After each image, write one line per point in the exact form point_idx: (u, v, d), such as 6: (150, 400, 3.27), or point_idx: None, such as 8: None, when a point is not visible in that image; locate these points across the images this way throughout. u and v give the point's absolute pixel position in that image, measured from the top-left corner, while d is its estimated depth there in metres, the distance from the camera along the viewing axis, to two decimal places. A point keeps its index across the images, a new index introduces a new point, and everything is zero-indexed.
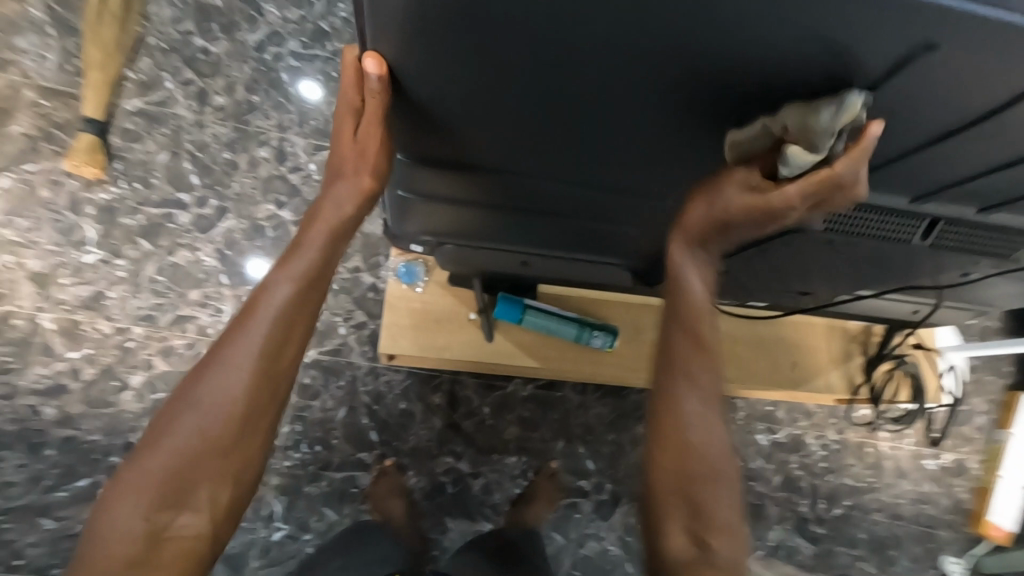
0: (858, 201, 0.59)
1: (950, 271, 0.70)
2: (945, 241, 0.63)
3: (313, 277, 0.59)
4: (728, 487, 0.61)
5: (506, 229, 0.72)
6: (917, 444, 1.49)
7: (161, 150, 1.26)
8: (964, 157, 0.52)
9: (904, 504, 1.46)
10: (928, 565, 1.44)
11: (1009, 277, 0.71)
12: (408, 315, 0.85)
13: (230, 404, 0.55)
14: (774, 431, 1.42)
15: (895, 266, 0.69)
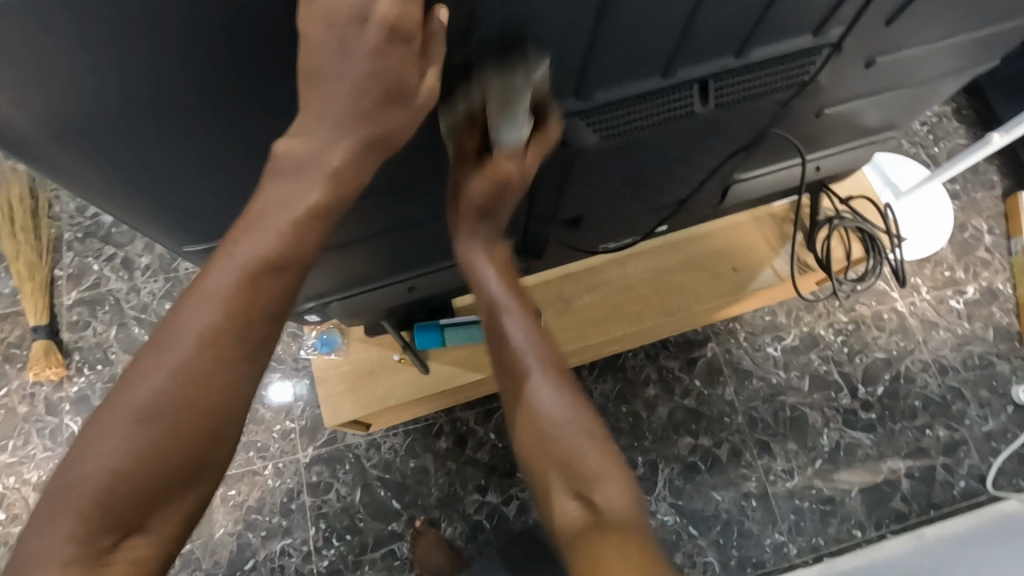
0: (601, 102, 0.53)
1: (783, 115, 0.65)
2: (726, 95, 0.56)
3: (268, 265, 0.47)
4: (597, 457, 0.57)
5: (371, 267, 0.72)
6: (934, 289, 1.41)
7: (110, 326, 1.32)
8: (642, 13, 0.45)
9: (950, 355, 1.37)
10: (1002, 403, 1.33)
11: (842, 88, 0.66)
12: (342, 381, 0.86)
13: (166, 403, 0.46)
14: (783, 337, 1.37)
15: (724, 137, 0.64)
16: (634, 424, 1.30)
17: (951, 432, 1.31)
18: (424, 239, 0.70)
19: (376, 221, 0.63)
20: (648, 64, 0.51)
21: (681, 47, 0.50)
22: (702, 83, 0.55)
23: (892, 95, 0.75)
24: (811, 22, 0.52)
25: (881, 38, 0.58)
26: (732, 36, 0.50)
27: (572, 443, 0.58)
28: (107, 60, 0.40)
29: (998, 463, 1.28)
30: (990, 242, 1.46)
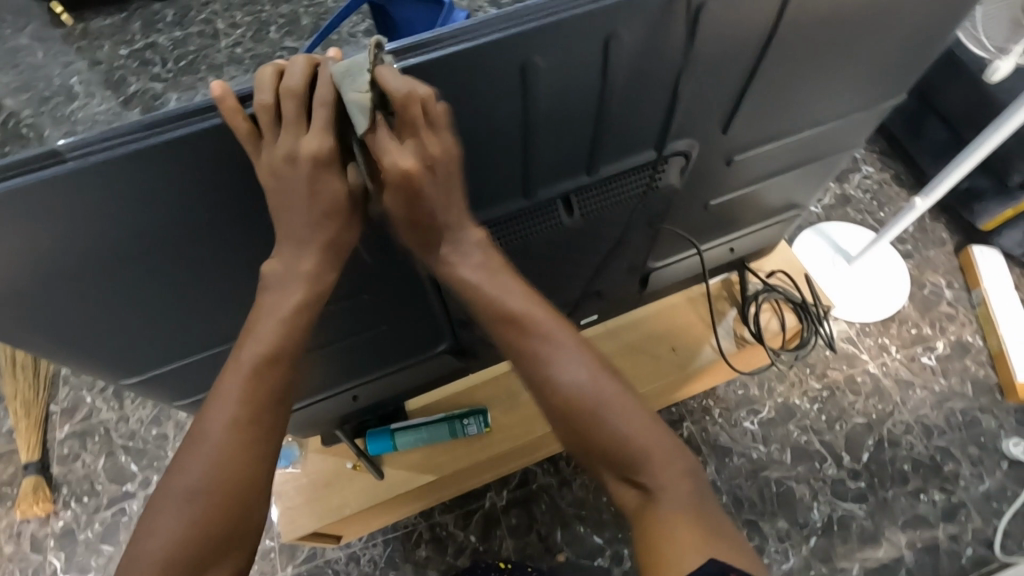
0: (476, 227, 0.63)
1: (661, 211, 0.73)
2: (587, 205, 0.66)
3: (266, 359, 0.57)
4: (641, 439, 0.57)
5: (313, 383, 0.77)
6: (904, 347, 1.42)
7: (98, 456, 1.36)
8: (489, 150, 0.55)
9: (933, 414, 1.35)
10: (995, 460, 1.30)
11: (711, 184, 0.74)
12: (300, 494, 0.88)
13: (204, 483, 0.54)
14: (758, 410, 1.36)
15: (609, 234, 0.72)
16: (617, 514, 1.26)
17: (947, 496, 1.27)
18: (358, 350, 0.76)
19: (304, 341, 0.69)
20: (508, 188, 0.60)
21: (533, 170, 0.59)
22: (564, 197, 0.64)
23: (773, 183, 0.83)
24: (647, 137, 0.61)
25: (723, 142, 0.67)
26: (576, 156, 0.59)
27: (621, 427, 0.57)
28: (29, 243, 0.48)
29: (1002, 526, 1.23)
30: (951, 297, 1.47)
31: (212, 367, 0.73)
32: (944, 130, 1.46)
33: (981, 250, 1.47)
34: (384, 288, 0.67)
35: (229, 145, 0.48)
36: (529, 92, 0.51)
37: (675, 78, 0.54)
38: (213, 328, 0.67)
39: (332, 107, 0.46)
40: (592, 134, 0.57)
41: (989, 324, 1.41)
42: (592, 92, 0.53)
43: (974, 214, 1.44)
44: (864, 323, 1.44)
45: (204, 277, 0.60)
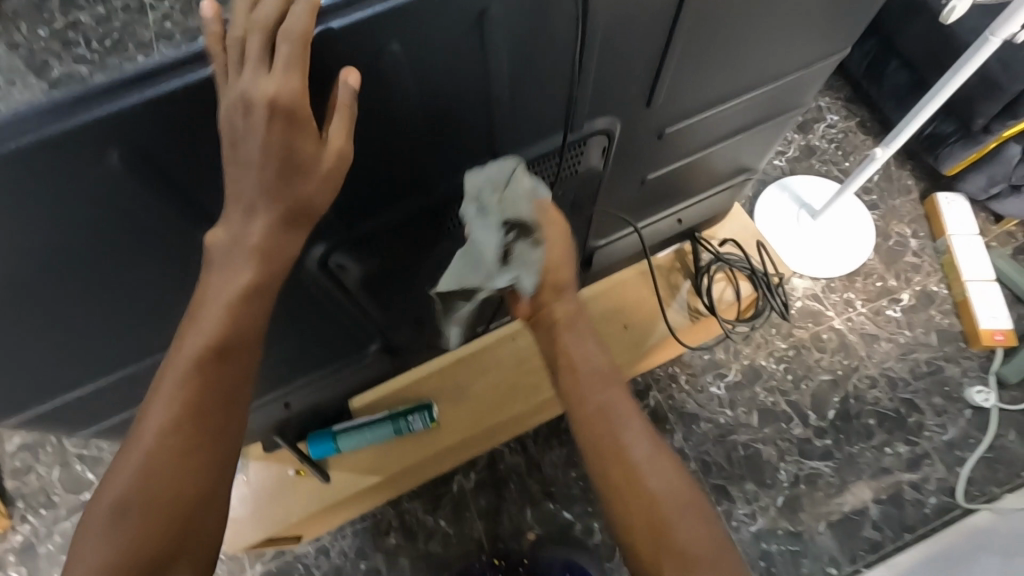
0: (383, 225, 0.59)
1: (588, 192, 0.69)
2: None
3: (214, 351, 0.50)
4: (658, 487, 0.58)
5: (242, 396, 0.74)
6: (870, 301, 1.40)
7: (53, 467, 1.31)
8: (373, 138, 0.51)
9: (898, 367, 1.34)
10: (959, 409, 1.30)
11: (642, 158, 0.70)
12: (244, 504, 0.86)
13: (140, 502, 0.48)
14: (723, 373, 1.34)
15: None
16: (585, 487, 1.26)
17: (911, 447, 1.27)
18: (278, 361, 0.71)
19: None
20: (406, 183, 0.57)
21: (428, 160, 0.56)
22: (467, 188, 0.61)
23: (719, 150, 0.78)
24: (553, 116, 0.57)
25: (644, 116, 0.62)
26: (475, 141, 0.56)
27: (649, 481, 0.58)
28: None
29: (965, 473, 1.24)
30: (917, 246, 1.45)
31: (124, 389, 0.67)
32: (907, 74, 1.41)
33: (946, 197, 1.44)
34: (299, 302, 0.63)
35: (87, 146, 0.42)
36: (407, 84, 0.47)
37: (573, 48, 0.50)
38: (118, 351, 0.62)
39: (297, 41, 0.40)
40: (487, 112, 0.54)
41: (953, 273, 1.39)
42: (476, 71, 0.49)
43: (940, 161, 1.39)
44: (830, 278, 1.41)
45: (86, 303, 0.54)
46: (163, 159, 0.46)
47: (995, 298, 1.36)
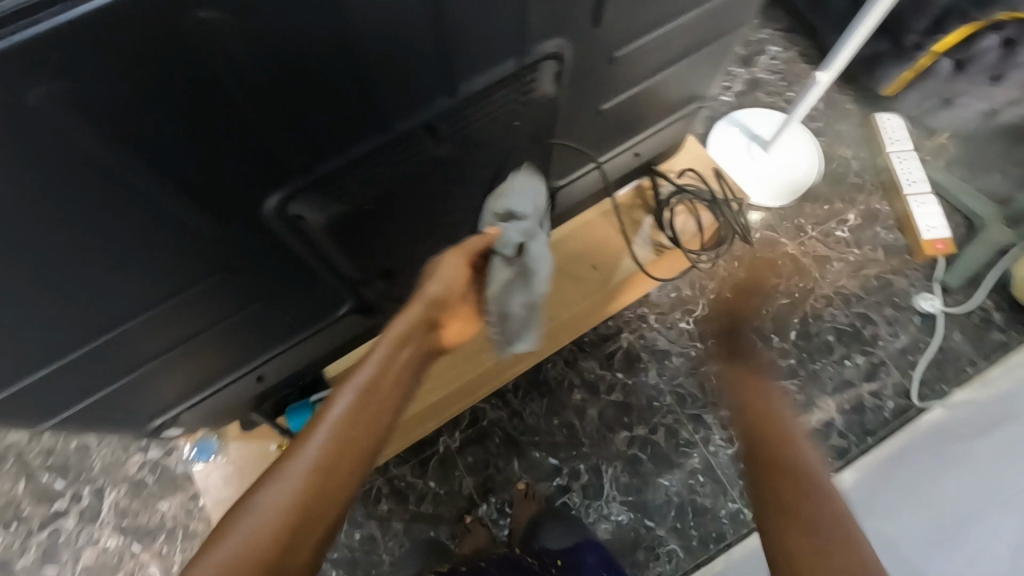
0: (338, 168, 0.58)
1: (545, 120, 0.69)
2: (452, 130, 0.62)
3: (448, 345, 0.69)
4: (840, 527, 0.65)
5: (209, 363, 0.73)
6: (821, 225, 1.45)
7: (17, 481, 1.25)
8: (320, 73, 0.48)
9: (851, 284, 1.40)
10: (908, 317, 1.38)
11: (594, 84, 0.69)
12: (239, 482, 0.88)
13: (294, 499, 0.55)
14: (690, 309, 1.38)
15: (483, 154, 0.70)
16: (568, 433, 1.28)
17: (868, 357, 1.34)
18: (245, 322, 0.70)
19: (176, 320, 0.63)
20: (363, 122, 0.55)
21: (381, 95, 0.54)
22: (429, 125, 0.60)
23: (669, 76, 0.78)
24: (504, 43, 0.55)
25: (594, 38, 0.62)
26: (429, 73, 0.54)
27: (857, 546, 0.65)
28: None
29: (917, 375, 1.32)
30: (860, 168, 1.50)
31: (87, 376, 0.63)
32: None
33: (884, 118, 1.49)
34: (258, 256, 0.62)
35: (1, 84, 0.36)
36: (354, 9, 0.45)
37: None
38: (65, 343, 0.57)
39: None
40: (437, 39, 0.51)
41: (895, 191, 1.45)
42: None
43: (874, 83, 1.44)
44: (783, 207, 1.45)
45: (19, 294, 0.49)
46: (97, 106, 0.41)
47: (934, 210, 1.41)
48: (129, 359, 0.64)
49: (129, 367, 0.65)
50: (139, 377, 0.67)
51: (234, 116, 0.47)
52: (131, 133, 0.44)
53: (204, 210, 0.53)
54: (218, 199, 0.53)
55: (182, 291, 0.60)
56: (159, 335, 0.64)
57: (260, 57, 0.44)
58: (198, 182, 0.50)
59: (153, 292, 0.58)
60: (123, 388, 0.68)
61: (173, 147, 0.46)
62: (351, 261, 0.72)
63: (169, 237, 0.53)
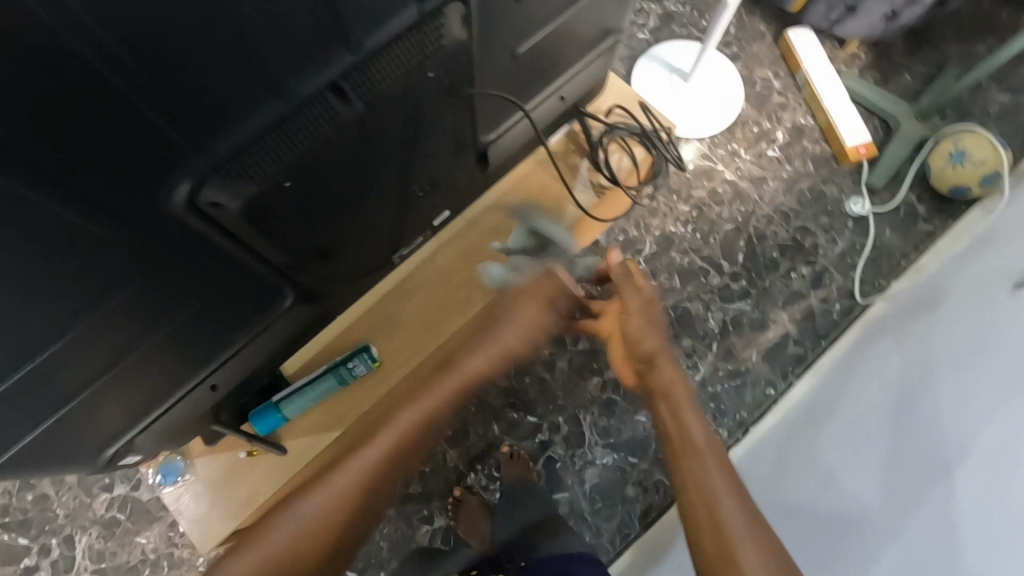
0: (225, 154, 0.50)
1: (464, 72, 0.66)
2: (362, 83, 0.55)
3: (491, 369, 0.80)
4: (729, 505, 0.67)
5: (166, 376, 0.69)
6: (751, 147, 1.49)
7: None
8: (198, 43, 0.42)
9: (786, 200, 1.45)
10: (842, 222, 1.44)
11: (505, 28, 0.66)
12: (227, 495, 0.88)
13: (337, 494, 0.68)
14: (641, 249, 1.39)
15: (398, 112, 0.63)
16: (540, 389, 1.29)
17: (811, 266, 1.40)
18: (163, 333, 0.63)
19: (111, 338, 0.58)
20: (235, 77, 0.46)
21: (267, 48, 0.46)
22: (331, 83, 0.53)
23: (581, 12, 0.76)
24: None
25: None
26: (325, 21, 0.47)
27: (724, 505, 0.67)
28: None
29: (858, 275, 1.39)
30: (780, 86, 1.53)
31: (19, 419, 0.57)
32: None
33: (796, 34, 1.51)
34: (152, 256, 0.53)
35: None
36: None
37: None
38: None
39: None
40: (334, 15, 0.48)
41: (815, 103, 1.49)
42: None
43: None
44: (714, 135, 1.48)
45: None
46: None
47: (855, 120, 1.46)
48: (68, 391, 0.59)
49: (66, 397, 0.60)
50: (81, 411, 0.62)
51: (95, 112, 0.41)
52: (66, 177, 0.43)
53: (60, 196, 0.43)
54: (131, 197, 0.47)
55: (98, 306, 0.53)
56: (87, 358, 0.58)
57: (137, 37, 0.39)
58: (106, 192, 0.45)
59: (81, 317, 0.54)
60: (63, 425, 0.62)
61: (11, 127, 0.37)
62: (300, 253, 0.71)
63: (26, 243, 0.44)
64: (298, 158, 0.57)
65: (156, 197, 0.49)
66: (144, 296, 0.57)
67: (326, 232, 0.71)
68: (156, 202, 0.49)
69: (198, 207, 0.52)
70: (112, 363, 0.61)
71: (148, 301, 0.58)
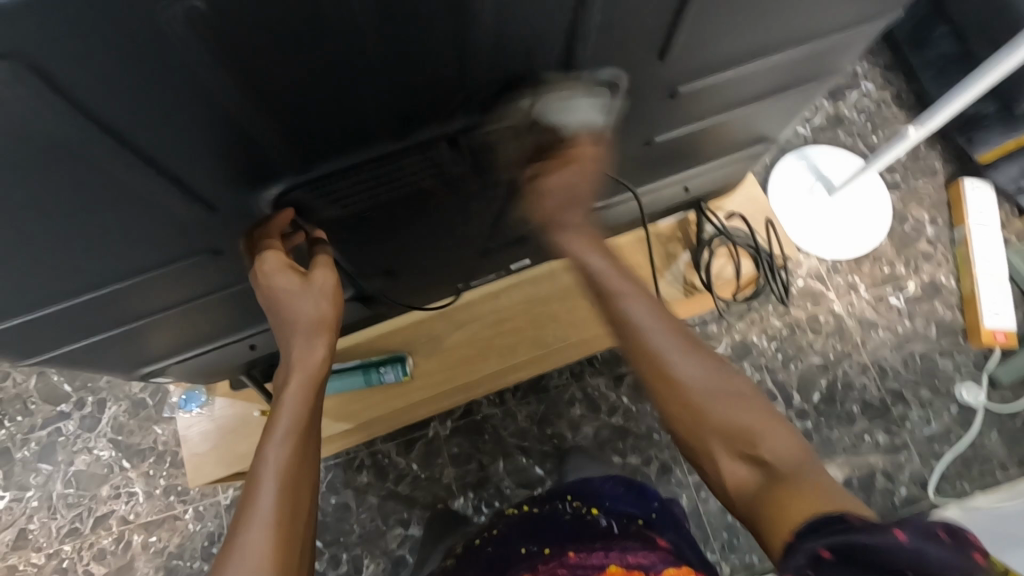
0: (323, 174, 0.57)
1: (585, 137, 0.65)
2: (468, 145, 0.60)
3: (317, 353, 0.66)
4: (759, 432, 0.57)
5: (222, 321, 0.76)
6: (873, 286, 1.35)
7: (30, 375, 1.29)
8: (339, 100, 0.49)
9: (888, 357, 1.31)
10: (944, 404, 1.28)
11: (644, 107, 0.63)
12: (232, 438, 0.93)
13: (297, 427, 0.62)
14: (713, 347, 1.31)
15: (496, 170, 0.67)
16: (558, 445, 1.25)
17: (890, 437, 1.26)
18: (233, 291, 0.71)
19: (186, 282, 0.65)
20: (364, 125, 0.52)
21: (396, 111, 0.52)
22: (446, 140, 0.58)
23: (735, 118, 0.76)
24: (527, 76, 0.54)
25: (657, 68, 0.59)
26: (449, 85, 0.51)
27: (768, 442, 0.56)
28: None
29: (940, 468, 1.23)
30: (932, 234, 1.38)
31: (97, 319, 0.65)
32: (954, 43, 1.29)
33: (972, 184, 1.36)
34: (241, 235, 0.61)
35: (101, 115, 0.42)
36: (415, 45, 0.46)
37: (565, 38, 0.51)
38: (59, 282, 0.57)
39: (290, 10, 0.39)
40: (464, 90, 0.53)
41: (965, 266, 1.33)
42: (454, 61, 0.49)
43: (972, 142, 1.31)
44: (837, 261, 1.36)
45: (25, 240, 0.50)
46: (122, 111, 0.42)
47: (1004, 300, 1.30)
48: (145, 309, 0.67)
49: (138, 314, 0.67)
50: (146, 326, 0.70)
51: (235, 124, 0.48)
52: (192, 161, 0.50)
53: (176, 181, 0.51)
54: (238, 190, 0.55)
55: (177, 258, 0.60)
56: (166, 291, 0.65)
57: (293, 82, 0.45)
58: (223, 179, 0.53)
59: (167, 256, 0.60)
60: (130, 331, 0.70)
61: (152, 128, 0.45)
62: (364, 265, 0.77)
63: (149, 199, 0.51)
64: (386, 195, 0.63)
65: (249, 190, 0.56)
66: (218, 260, 0.64)
67: (394, 253, 0.77)
68: (249, 198, 0.56)
69: (281, 210, 0.59)
70: (183, 300, 0.68)
71: (225, 266, 0.65)
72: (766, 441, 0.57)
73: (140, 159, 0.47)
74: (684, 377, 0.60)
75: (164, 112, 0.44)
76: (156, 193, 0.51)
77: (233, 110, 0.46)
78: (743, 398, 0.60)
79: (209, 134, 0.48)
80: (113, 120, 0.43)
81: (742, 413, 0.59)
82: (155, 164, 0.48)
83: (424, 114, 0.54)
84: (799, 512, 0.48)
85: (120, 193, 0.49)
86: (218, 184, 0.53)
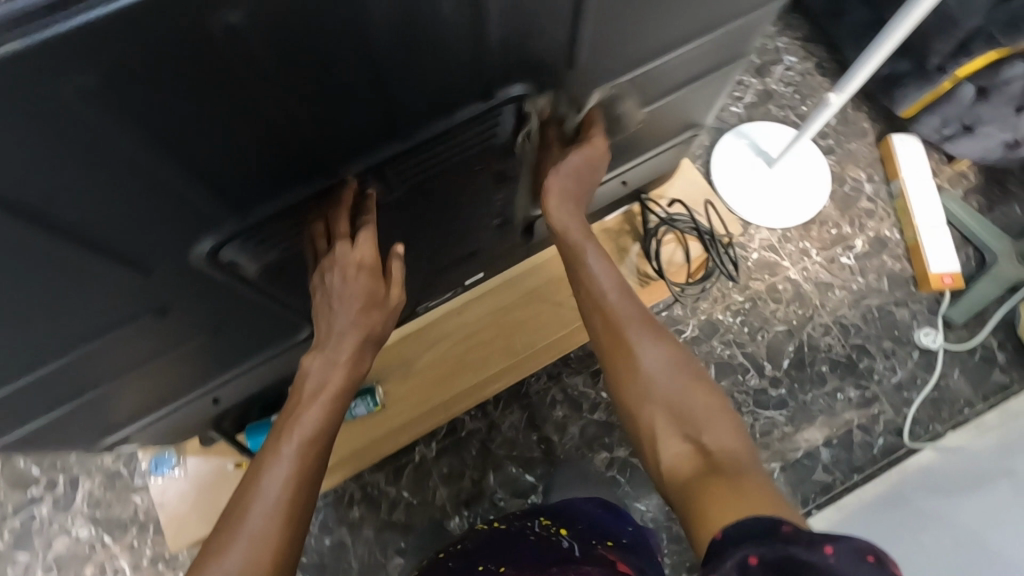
0: (256, 220, 0.57)
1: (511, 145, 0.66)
2: (397, 170, 0.62)
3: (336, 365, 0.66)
4: (715, 419, 0.59)
5: (181, 379, 0.75)
6: (824, 248, 1.40)
7: None
8: (260, 148, 0.50)
9: (848, 314, 1.35)
10: (907, 351, 1.33)
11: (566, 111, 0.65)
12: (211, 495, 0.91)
13: (309, 445, 0.61)
14: (682, 330, 1.33)
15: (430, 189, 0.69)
16: (546, 449, 1.26)
17: (862, 391, 1.30)
18: (186, 349, 0.70)
19: (135, 347, 0.64)
20: (290, 166, 0.54)
21: (319, 148, 0.54)
22: (373, 169, 0.60)
23: (658, 109, 0.78)
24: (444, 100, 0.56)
25: (573, 73, 0.61)
26: (371, 115, 0.53)
27: (719, 429, 0.58)
28: None
29: (912, 413, 1.27)
30: (871, 191, 1.44)
31: (46, 397, 0.63)
32: (863, 9, 1.35)
33: (900, 139, 1.42)
34: (184, 294, 0.60)
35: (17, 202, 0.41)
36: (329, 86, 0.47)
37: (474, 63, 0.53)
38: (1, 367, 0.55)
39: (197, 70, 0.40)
40: (384, 121, 0.54)
41: (906, 217, 1.39)
42: (370, 95, 0.51)
43: (893, 99, 1.37)
44: (787, 229, 1.40)
45: None
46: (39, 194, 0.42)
47: (946, 244, 1.35)
48: (97, 379, 0.65)
49: (89, 385, 0.66)
50: (101, 396, 0.69)
51: (160, 189, 0.48)
52: (121, 233, 0.49)
53: (104, 251, 0.50)
54: (172, 253, 0.55)
55: (121, 326, 0.59)
56: (116, 358, 0.64)
57: (211, 139, 0.46)
58: (156, 245, 0.53)
59: (110, 325, 0.58)
60: (85, 404, 0.68)
61: (73, 205, 0.44)
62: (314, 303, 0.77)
63: (80, 276, 0.50)
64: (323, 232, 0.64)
65: (183, 249, 0.55)
66: (164, 322, 0.63)
67: None
68: (184, 257, 0.56)
69: (219, 263, 0.59)
70: (134, 365, 0.67)
71: (172, 327, 0.64)
72: (717, 429, 0.58)
73: (65, 241, 0.46)
74: (642, 363, 0.64)
75: (83, 189, 0.43)
76: (89, 269, 0.50)
77: (155, 176, 0.46)
78: (696, 387, 0.62)
79: (134, 203, 0.47)
80: (38, 201, 0.42)
81: (696, 399, 0.61)
82: (82, 243, 0.47)
83: (349, 147, 0.56)
84: (728, 507, 0.47)
85: (50, 275, 0.48)
86: (151, 250, 0.53)
